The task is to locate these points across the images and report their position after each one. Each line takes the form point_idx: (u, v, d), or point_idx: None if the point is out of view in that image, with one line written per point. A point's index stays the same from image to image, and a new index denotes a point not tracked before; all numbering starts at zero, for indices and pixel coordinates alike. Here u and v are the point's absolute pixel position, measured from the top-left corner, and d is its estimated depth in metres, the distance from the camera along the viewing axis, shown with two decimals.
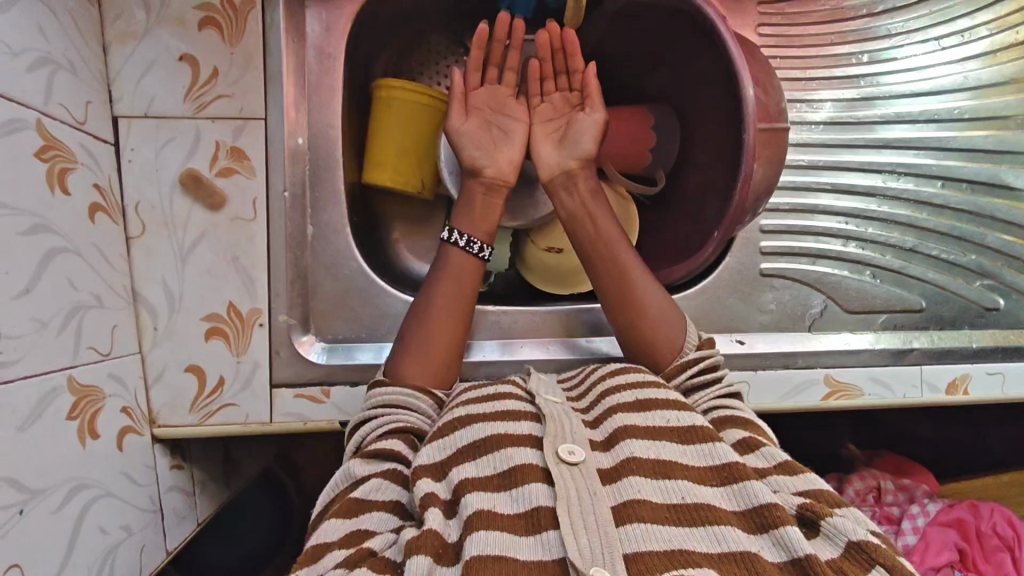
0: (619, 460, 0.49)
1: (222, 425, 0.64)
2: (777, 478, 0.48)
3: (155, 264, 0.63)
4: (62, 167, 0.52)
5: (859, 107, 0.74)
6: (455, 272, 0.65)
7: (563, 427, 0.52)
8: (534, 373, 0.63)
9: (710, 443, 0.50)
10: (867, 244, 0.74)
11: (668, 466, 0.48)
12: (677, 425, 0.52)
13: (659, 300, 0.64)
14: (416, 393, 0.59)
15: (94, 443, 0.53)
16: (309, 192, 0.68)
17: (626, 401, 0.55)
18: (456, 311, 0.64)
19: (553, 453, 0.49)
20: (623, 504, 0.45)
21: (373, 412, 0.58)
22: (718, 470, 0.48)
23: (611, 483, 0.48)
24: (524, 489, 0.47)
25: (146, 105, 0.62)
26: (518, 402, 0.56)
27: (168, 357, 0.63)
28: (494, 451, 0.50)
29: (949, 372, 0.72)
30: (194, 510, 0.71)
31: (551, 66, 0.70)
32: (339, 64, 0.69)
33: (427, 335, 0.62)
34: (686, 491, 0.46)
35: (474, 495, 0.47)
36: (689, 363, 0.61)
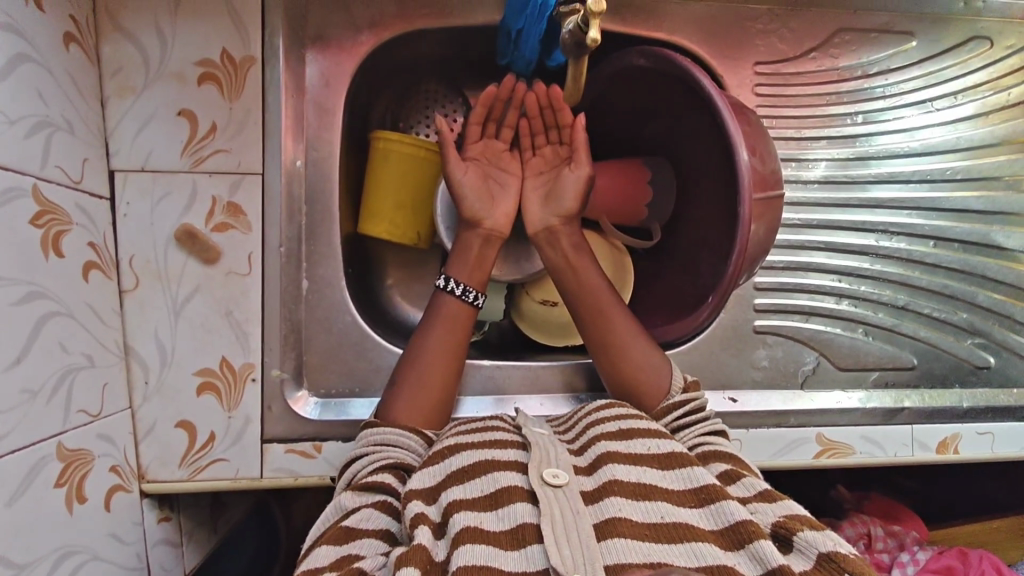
0: (601, 482, 0.49)
1: (212, 480, 0.64)
2: (756, 504, 0.48)
3: (148, 318, 0.63)
4: (57, 231, 0.52)
5: (853, 167, 0.76)
6: (449, 316, 0.65)
7: (548, 454, 0.53)
8: (522, 411, 0.63)
9: (689, 467, 0.51)
10: (860, 301, 0.75)
11: (649, 490, 0.49)
12: (657, 452, 0.53)
13: (648, 354, 0.64)
14: (406, 433, 0.58)
15: (81, 507, 0.52)
16: (305, 247, 0.68)
17: (610, 430, 0.56)
18: (449, 359, 0.64)
19: (537, 476, 0.50)
20: (605, 520, 0.46)
21: (365, 449, 0.57)
22: (695, 493, 0.49)
23: (592, 503, 0.48)
24: (510, 507, 0.47)
25: (142, 159, 0.62)
26: (505, 434, 0.57)
27: (159, 411, 0.63)
28: (483, 474, 0.51)
29: (940, 431, 0.72)
30: (181, 561, 0.70)
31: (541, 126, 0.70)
32: (338, 118, 0.69)
33: (418, 381, 0.62)
34: (666, 511, 0.47)
35: (462, 514, 0.47)
36: (675, 407, 0.60)
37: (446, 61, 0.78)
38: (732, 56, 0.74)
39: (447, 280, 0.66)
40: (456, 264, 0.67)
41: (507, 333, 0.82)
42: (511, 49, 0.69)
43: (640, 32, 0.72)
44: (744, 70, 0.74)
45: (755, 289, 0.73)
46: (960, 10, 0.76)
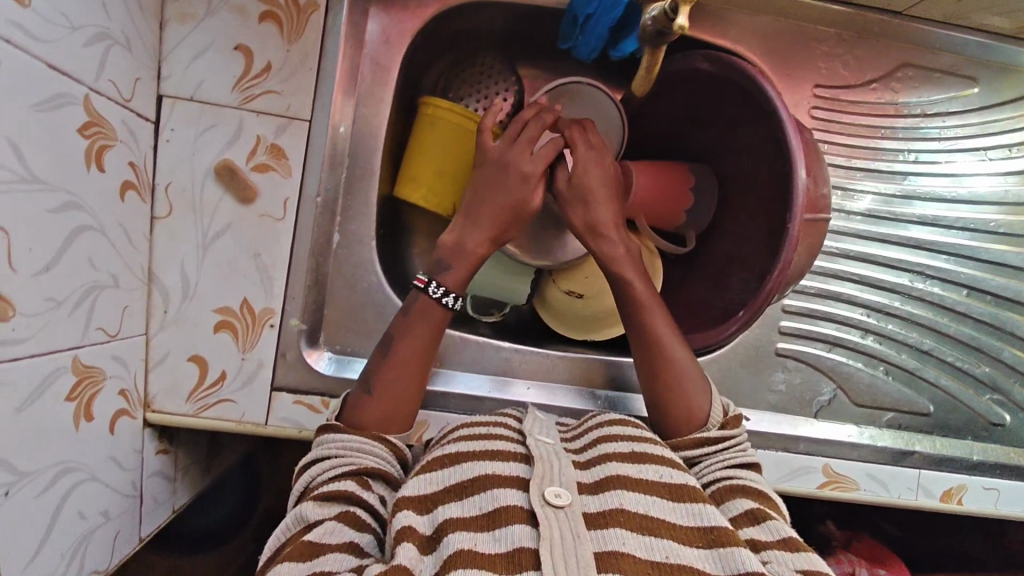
0: (606, 509, 0.50)
1: (216, 420, 0.63)
2: (774, 551, 0.48)
3: (176, 247, 0.62)
4: (101, 144, 0.51)
5: (898, 204, 0.75)
6: (421, 319, 0.61)
7: (552, 470, 0.53)
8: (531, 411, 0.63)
9: (700, 503, 0.52)
10: (885, 340, 0.74)
11: (655, 524, 0.49)
12: (670, 483, 0.53)
13: (691, 376, 0.63)
14: (371, 440, 0.56)
15: (88, 425, 0.52)
16: (342, 200, 0.67)
17: (624, 451, 0.56)
18: (416, 364, 0.60)
19: (538, 495, 0.50)
20: (607, 552, 0.46)
21: (326, 454, 0.55)
22: (704, 532, 0.50)
23: (595, 528, 0.48)
24: (507, 528, 0.48)
25: (193, 88, 0.61)
26: (507, 444, 0.57)
27: (173, 342, 0.62)
28: (480, 491, 0.51)
29: (946, 480, 0.72)
30: (172, 496, 0.69)
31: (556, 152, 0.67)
32: (392, 78, 0.68)
33: (392, 389, 0.59)
34: (670, 550, 0.48)
35: (457, 535, 0.48)
36: (709, 440, 0.59)
37: (505, 36, 0.77)
38: (794, 76, 0.72)
39: (432, 282, 0.61)
40: (447, 268, 0.62)
41: (525, 319, 0.81)
42: (576, 33, 0.67)
43: (705, 36, 0.70)
44: (803, 92, 0.73)
45: (783, 312, 0.72)
46: None
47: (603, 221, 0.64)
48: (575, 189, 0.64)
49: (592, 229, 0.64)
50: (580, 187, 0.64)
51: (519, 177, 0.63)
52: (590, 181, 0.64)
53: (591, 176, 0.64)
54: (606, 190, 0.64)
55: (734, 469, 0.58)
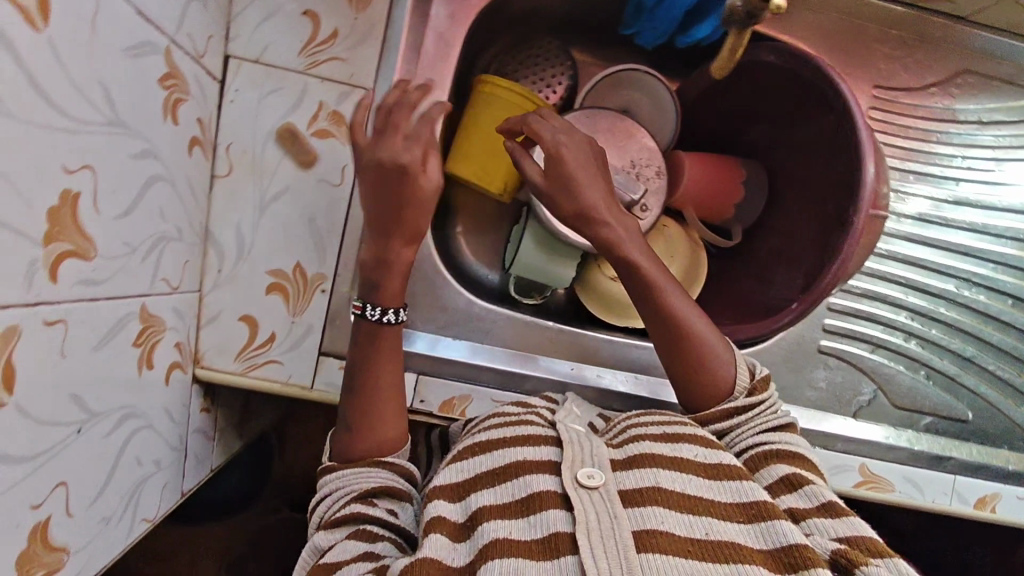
0: (642, 487, 0.51)
1: (264, 379, 0.64)
2: (816, 521, 0.49)
3: (233, 207, 0.62)
4: (176, 97, 0.52)
5: (949, 210, 0.75)
6: (371, 348, 0.59)
7: (583, 453, 0.54)
8: (569, 399, 0.64)
9: (738, 480, 0.52)
10: (927, 344, 0.74)
11: (695, 502, 0.50)
12: (705, 462, 0.54)
13: (714, 350, 0.61)
14: (364, 470, 0.57)
15: (148, 373, 0.52)
16: None
17: (655, 433, 0.57)
18: (388, 385, 0.60)
19: (571, 478, 0.51)
20: (645, 531, 0.47)
21: (330, 486, 0.57)
22: (744, 508, 0.50)
23: (631, 507, 0.49)
24: (542, 514, 0.49)
25: (260, 50, 0.62)
26: (538, 429, 0.58)
27: (226, 301, 0.63)
28: (513, 478, 0.52)
29: (980, 487, 0.72)
30: (211, 455, 0.70)
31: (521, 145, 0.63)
32: (454, 54, 0.69)
33: (372, 416, 0.59)
34: (711, 527, 0.48)
35: (491, 523, 0.49)
36: (739, 411, 0.60)
37: (564, 19, 0.77)
38: (852, 75, 0.72)
39: (368, 305, 0.59)
40: (378, 287, 0.59)
41: (567, 303, 0.81)
42: (639, 21, 0.67)
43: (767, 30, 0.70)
44: (861, 92, 0.72)
45: (828, 310, 0.72)
46: None
47: (595, 208, 0.61)
48: (555, 179, 0.61)
49: (586, 215, 0.61)
50: (557, 177, 0.61)
51: (395, 171, 0.55)
52: (564, 166, 0.60)
53: (571, 158, 0.61)
54: (588, 173, 0.61)
55: (766, 433, 0.58)
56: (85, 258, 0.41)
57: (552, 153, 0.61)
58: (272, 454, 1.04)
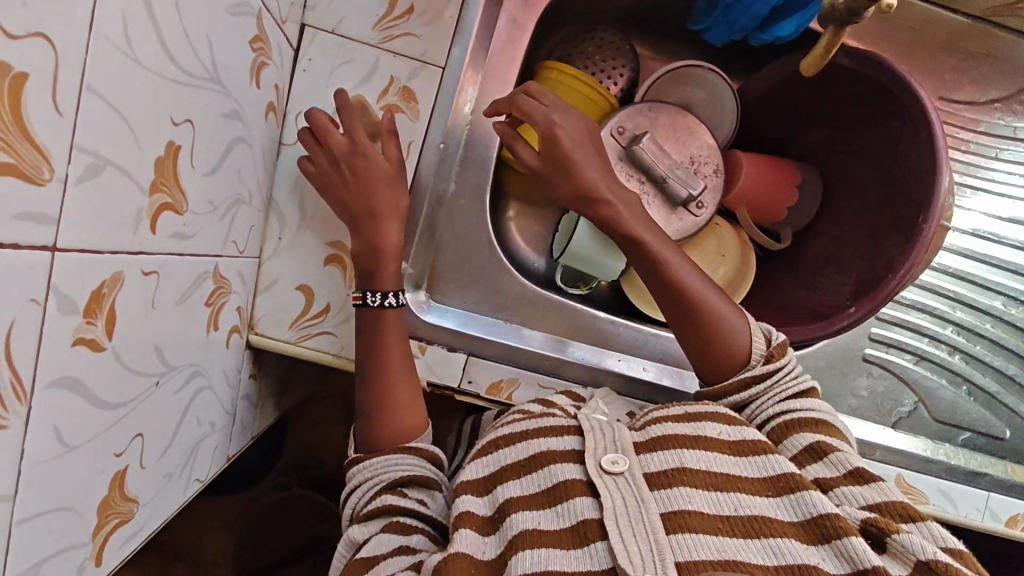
0: (668, 469, 0.51)
1: (316, 350, 0.64)
2: (843, 489, 0.50)
3: (297, 176, 0.63)
4: (261, 61, 0.52)
5: (1003, 227, 0.75)
6: (374, 336, 0.60)
7: (604, 440, 0.54)
8: (596, 394, 0.66)
9: (765, 455, 0.51)
10: (970, 359, 0.74)
11: (722, 479, 0.50)
12: (731, 439, 0.53)
13: (727, 318, 0.59)
14: (393, 457, 0.59)
15: (215, 334, 0.53)
16: (461, 151, 0.68)
17: (676, 413, 0.56)
18: (400, 371, 0.60)
19: (595, 463, 0.52)
20: (675, 513, 0.48)
21: (359, 479, 0.59)
22: (772, 481, 0.50)
23: (658, 489, 0.50)
24: (568, 504, 0.50)
25: (335, 21, 0.62)
26: (561, 419, 0.58)
27: (283, 269, 0.63)
28: (539, 469, 0.53)
29: (1011, 505, 0.70)
30: (252, 424, 0.70)
31: (511, 128, 0.62)
32: (525, 37, 0.68)
33: (387, 406, 0.60)
34: (740, 502, 0.48)
35: (521, 514, 0.50)
36: (756, 382, 0.57)
37: (629, 12, 0.77)
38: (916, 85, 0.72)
39: (368, 292, 0.60)
40: (375, 274, 0.61)
41: (612, 296, 0.81)
42: (708, 16, 0.68)
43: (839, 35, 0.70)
44: None
45: (877, 319, 0.73)
46: None
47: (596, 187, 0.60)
48: (551, 164, 0.61)
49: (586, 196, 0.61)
50: (554, 160, 0.61)
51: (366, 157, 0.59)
52: (560, 148, 0.60)
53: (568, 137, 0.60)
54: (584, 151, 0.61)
55: (786, 401, 0.57)
56: (178, 212, 0.41)
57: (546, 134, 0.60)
58: (295, 430, 1.04)
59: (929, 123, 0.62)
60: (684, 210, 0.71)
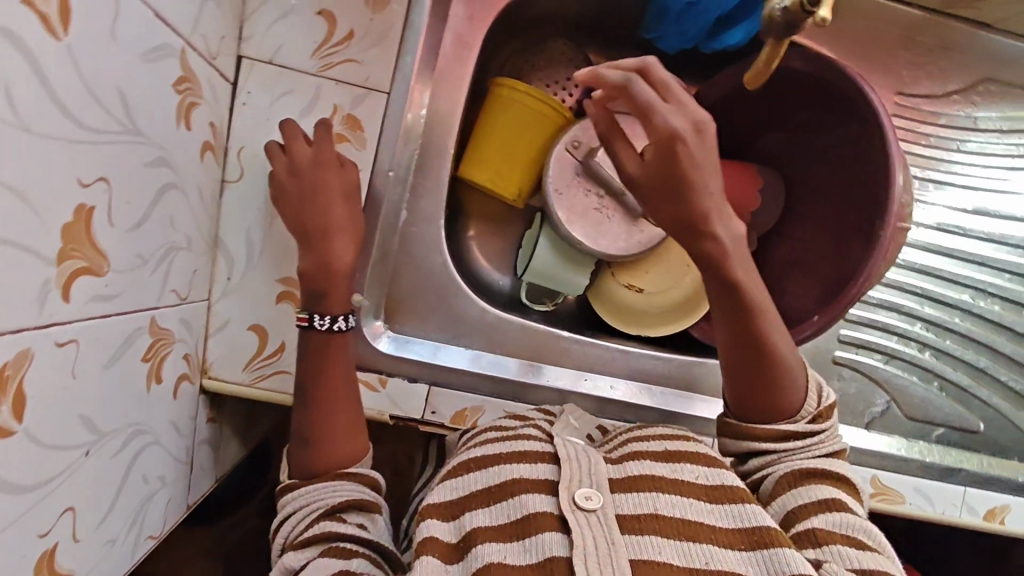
0: (640, 513, 0.50)
1: (273, 391, 0.62)
2: (841, 548, 0.48)
3: (243, 213, 0.61)
4: (190, 101, 0.50)
5: (968, 219, 0.74)
6: (314, 356, 0.57)
7: (580, 472, 0.53)
8: (567, 411, 0.63)
9: (741, 504, 0.51)
10: (941, 355, 0.74)
11: (694, 529, 0.49)
12: (707, 484, 0.53)
13: (791, 377, 0.55)
14: (332, 481, 0.54)
15: (157, 388, 0.51)
16: (413, 176, 0.65)
17: (653, 450, 0.56)
18: (340, 390, 0.57)
19: (568, 499, 0.50)
20: (643, 561, 0.46)
21: (292, 509, 0.53)
22: (746, 534, 0.49)
23: (628, 534, 0.48)
24: (536, 538, 0.48)
25: (273, 51, 0.60)
26: (536, 444, 0.57)
27: (234, 310, 0.61)
28: (508, 497, 0.51)
29: (990, 499, 0.71)
30: (215, 466, 0.68)
31: (610, 119, 0.56)
32: (473, 55, 0.66)
33: (327, 426, 0.56)
34: (710, 556, 0.47)
35: (486, 546, 0.48)
36: (796, 435, 0.55)
37: (581, 20, 0.76)
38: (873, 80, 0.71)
39: (315, 315, 0.57)
40: (324, 294, 0.58)
41: (579, 310, 0.80)
42: (660, 25, 0.67)
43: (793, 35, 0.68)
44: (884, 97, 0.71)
45: (845, 320, 0.72)
46: None
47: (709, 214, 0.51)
48: (654, 177, 0.51)
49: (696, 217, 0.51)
50: (663, 170, 0.50)
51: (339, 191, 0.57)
52: (682, 155, 0.49)
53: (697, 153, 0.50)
54: (707, 165, 0.50)
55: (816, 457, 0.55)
56: (97, 274, 0.39)
57: (667, 138, 0.50)
58: None
59: (880, 120, 0.61)
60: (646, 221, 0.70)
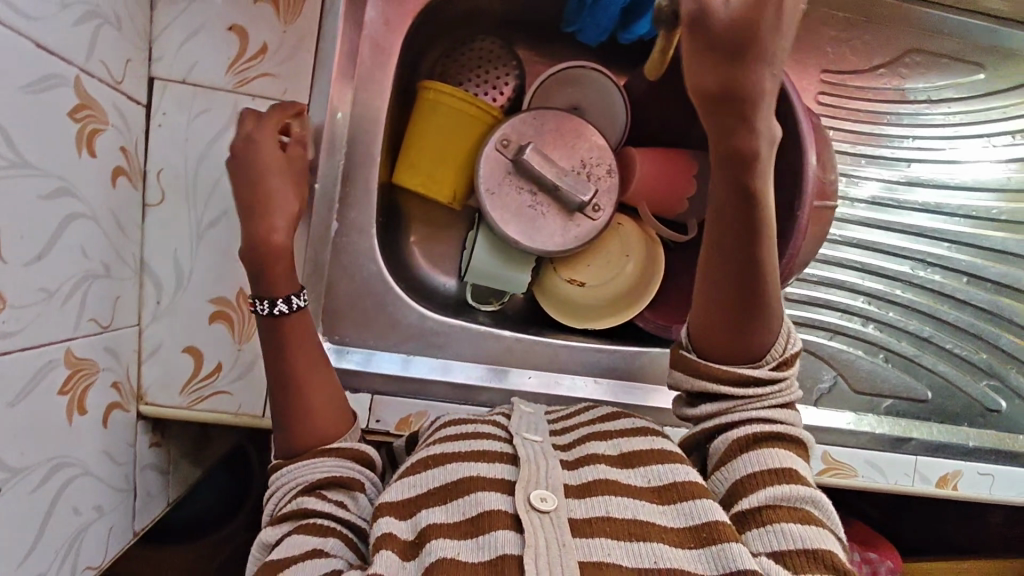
0: (591, 516, 0.48)
1: (213, 411, 0.62)
2: (788, 526, 0.46)
3: (169, 236, 0.60)
4: (92, 128, 0.50)
5: (901, 191, 0.74)
6: (273, 341, 0.56)
7: (537, 472, 0.51)
8: (518, 407, 0.62)
9: (693, 501, 0.49)
10: (885, 327, 0.74)
11: (645, 528, 0.47)
12: (661, 485, 0.51)
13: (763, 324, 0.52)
14: (310, 461, 0.53)
15: (81, 419, 0.51)
16: (340, 187, 0.65)
17: (607, 453, 0.55)
18: (309, 365, 0.56)
19: (524, 500, 0.48)
20: (593, 563, 0.44)
21: (278, 482, 0.54)
22: (697, 532, 0.47)
23: (579, 537, 0.46)
24: (490, 535, 0.46)
25: (186, 70, 0.59)
26: (495, 446, 0.55)
27: (166, 333, 0.61)
28: (462, 497, 0.50)
29: (942, 465, 0.71)
30: (166, 490, 0.68)
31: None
32: (393, 62, 0.65)
33: (301, 409, 0.55)
34: (661, 555, 0.45)
35: (440, 541, 0.46)
36: (757, 381, 0.53)
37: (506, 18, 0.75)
38: (797, 60, 0.71)
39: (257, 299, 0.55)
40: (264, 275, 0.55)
41: (527, 308, 0.79)
42: (580, 17, 0.66)
43: None
44: (810, 76, 0.71)
45: (785, 300, 0.72)
46: None
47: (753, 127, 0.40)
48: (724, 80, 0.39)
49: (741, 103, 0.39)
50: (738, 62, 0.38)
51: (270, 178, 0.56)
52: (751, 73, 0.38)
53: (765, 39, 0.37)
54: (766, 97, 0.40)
55: (776, 411, 0.53)
56: None
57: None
58: None
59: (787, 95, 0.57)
60: (581, 215, 0.70)
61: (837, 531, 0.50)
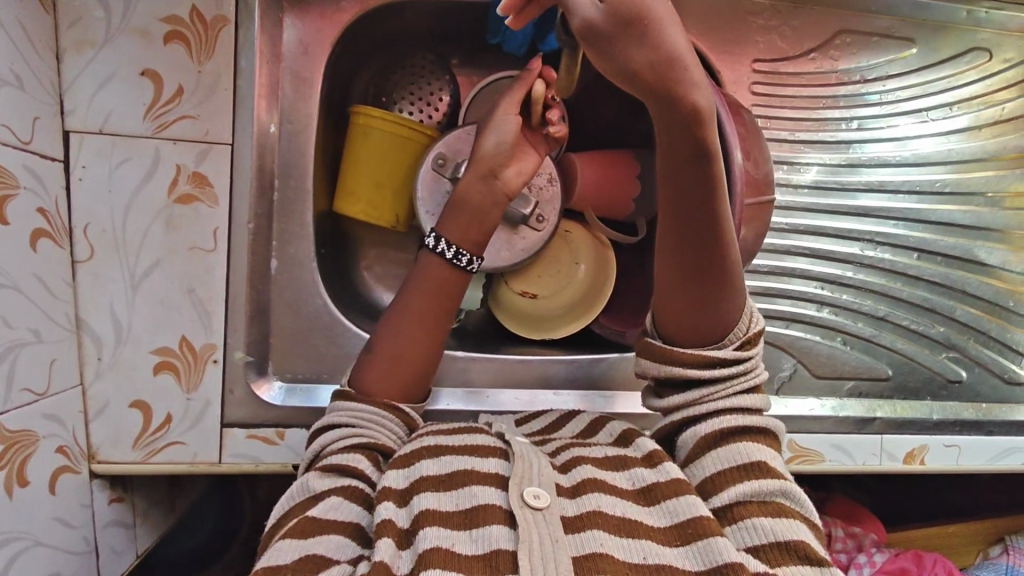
0: (585, 511, 0.47)
1: (169, 463, 0.62)
2: (760, 521, 0.46)
3: (103, 290, 0.59)
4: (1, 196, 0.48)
5: (844, 174, 0.74)
6: (423, 280, 0.59)
7: (530, 468, 0.49)
8: (495, 421, 0.60)
9: (677, 499, 0.48)
10: (841, 311, 0.74)
11: (634, 525, 0.46)
12: (642, 488, 0.50)
13: (732, 293, 0.53)
14: (382, 411, 0.56)
15: (22, 491, 0.50)
16: (275, 224, 0.64)
17: (598, 456, 0.53)
18: (428, 324, 0.59)
19: (518, 496, 0.47)
20: (586, 556, 0.43)
21: (340, 420, 0.55)
22: (681, 529, 0.46)
23: (572, 533, 0.45)
24: (485, 529, 0.45)
25: (102, 119, 0.57)
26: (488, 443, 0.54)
27: (112, 390, 0.60)
28: (459, 487, 0.48)
29: (908, 442, 0.72)
30: (134, 543, 0.67)
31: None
32: (315, 90, 0.65)
33: (394, 347, 0.58)
34: (650, 552, 0.45)
35: (434, 530, 0.45)
36: (724, 362, 0.53)
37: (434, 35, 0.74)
38: (729, 52, 0.70)
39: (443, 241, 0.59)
40: (455, 224, 0.60)
41: (485, 323, 0.79)
42: (503, 29, 0.67)
43: None
44: (742, 67, 0.70)
45: None
46: (963, 18, 0.74)
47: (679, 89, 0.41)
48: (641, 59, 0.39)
49: (667, 71, 0.40)
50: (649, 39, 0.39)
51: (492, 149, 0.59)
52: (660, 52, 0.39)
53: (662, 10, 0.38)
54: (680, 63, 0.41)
55: (742, 396, 0.53)
56: None
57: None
58: None
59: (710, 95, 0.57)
60: (525, 227, 0.69)
61: (815, 519, 0.50)
